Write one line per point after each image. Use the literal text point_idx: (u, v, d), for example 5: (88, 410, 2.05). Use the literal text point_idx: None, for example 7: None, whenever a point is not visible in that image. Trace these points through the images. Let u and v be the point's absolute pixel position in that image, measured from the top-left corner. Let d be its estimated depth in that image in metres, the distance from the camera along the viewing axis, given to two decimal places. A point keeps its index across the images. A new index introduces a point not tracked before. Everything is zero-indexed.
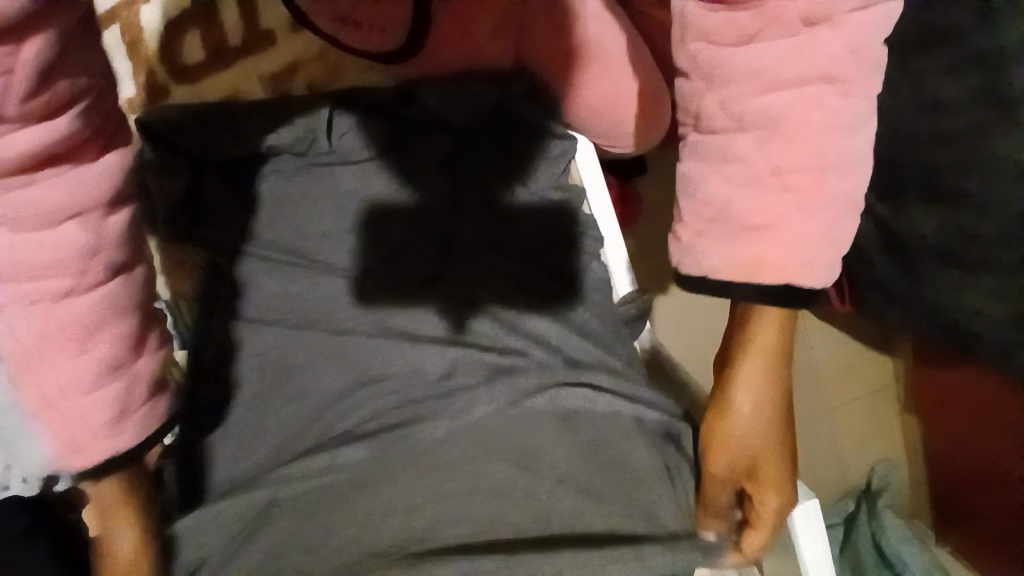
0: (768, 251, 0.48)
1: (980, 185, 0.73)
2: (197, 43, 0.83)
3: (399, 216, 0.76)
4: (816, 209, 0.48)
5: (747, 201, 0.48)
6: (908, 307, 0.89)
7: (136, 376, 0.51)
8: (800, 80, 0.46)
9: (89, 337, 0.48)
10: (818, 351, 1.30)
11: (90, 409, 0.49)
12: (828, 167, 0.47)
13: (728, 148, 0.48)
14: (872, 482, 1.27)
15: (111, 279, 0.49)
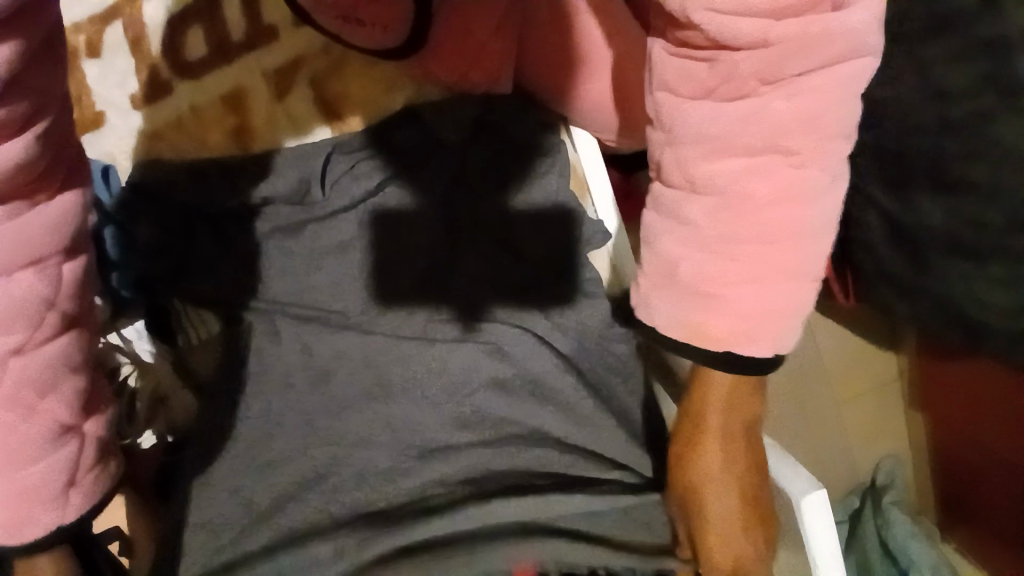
0: (712, 319, 0.50)
1: (989, 174, 0.72)
2: (200, 38, 0.83)
3: (404, 219, 0.77)
4: (765, 282, 0.49)
5: (693, 265, 0.50)
6: (916, 299, 0.88)
7: (85, 439, 0.49)
8: (750, 150, 0.48)
9: (39, 400, 0.45)
10: (826, 352, 1.28)
11: (42, 478, 0.47)
12: (780, 239, 0.49)
13: (680, 208, 0.50)
14: (878, 478, 1.27)
15: (58, 336, 0.45)
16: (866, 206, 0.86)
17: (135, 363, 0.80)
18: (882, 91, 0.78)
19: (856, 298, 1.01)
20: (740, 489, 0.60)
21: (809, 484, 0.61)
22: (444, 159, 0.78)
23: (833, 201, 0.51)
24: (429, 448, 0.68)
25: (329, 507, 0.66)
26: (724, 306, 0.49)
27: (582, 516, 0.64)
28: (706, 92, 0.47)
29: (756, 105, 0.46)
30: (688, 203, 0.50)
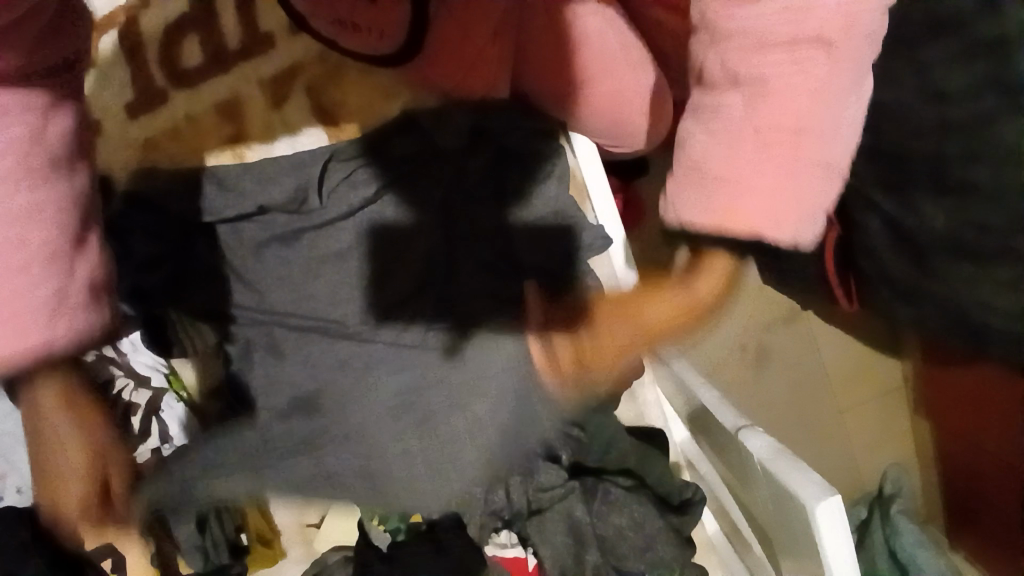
0: (743, 203, 0.50)
1: (991, 175, 0.72)
2: (196, 47, 0.83)
3: (400, 234, 0.79)
4: (795, 176, 0.50)
5: (724, 154, 0.50)
6: (919, 302, 0.87)
7: (72, 278, 0.46)
8: (794, 40, 0.47)
9: (19, 225, 0.44)
10: (828, 359, 1.27)
11: (25, 302, 0.44)
12: (804, 132, 0.49)
13: (719, 104, 0.51)
14: (884, 486, 1.24)
15: (54, 178, 0.45)
16: (868, 211, 0.84)
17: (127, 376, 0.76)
18: (879, 95, 0.77)
19: (858, 303, 1.00)
20: (643, 341, 0.58)
21: (823, 487, 0.53)
22: (439, 168, 0.79)
23: (854, 109, 0.51)
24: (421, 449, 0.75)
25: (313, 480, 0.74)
26: (753, 197, 0.50)
27: (558, 506, 0.74)
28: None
29: (805, 12, 0.46)
30: (727, 102, 0.50)
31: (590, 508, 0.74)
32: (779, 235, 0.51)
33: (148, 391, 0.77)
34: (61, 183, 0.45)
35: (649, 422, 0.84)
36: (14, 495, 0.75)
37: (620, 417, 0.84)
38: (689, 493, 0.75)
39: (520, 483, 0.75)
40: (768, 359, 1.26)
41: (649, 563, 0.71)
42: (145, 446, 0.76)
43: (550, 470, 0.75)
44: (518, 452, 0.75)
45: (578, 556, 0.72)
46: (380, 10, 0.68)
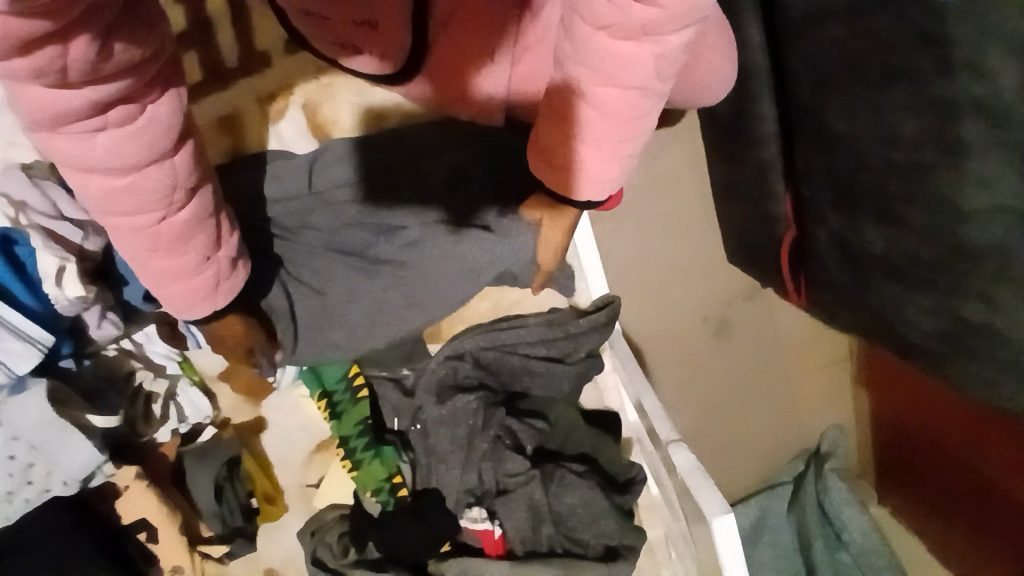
0: (583, 185, 0.67)
1: (922, 215, 0.78)
2: (196, 65, 0.90)
3: (393, 208, 0.86)
4: (614, 158, 0.64)
5: (579, 152, 0.64)
6: (855, 308, 0.97)
7: (207, 236, 0.64)
8: (631, 85, 0.56)
9: (170, 219, 0.59)
10: (785, 335, 1.37)
11: (189, 262, 0.64)
12: (629, 136, 0.62)
13: (574, 110, 0.60)
14: (823, 446, 1.41)
15: (189, 198, 0.60)
16: (823, 225, 0.95)
17: (147, 366, 0.89)
18: (840, 125, 0.84)
19: (806, 298, 1.11)
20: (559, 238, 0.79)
21: (719, 507, 0.69)
22: (431, 164, 0.87)
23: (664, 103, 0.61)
24: (412, 413, 0.90)
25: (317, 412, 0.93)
26: (577, 173, 0.66)
27: (522, 488, 0.86)
28: (600, 27, 0.51)
29: (635, 50, 0.52)
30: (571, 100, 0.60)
31: (547, 490, 0.85)
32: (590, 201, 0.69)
33: (165, 380, 0.90)
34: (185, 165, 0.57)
35: (607, 404, 0.95)
36: (61, 486, 0.82)
37: (582, 400, 0.96)
38: (633, 473, 0.89)
39: (491, 468, 0.87)
40: (729, 330, 1.34)
41: (596, 533, 0.85)
42: (166, 427, 0.90)
43: (516, 459, 0.87)
44: (488, 444, 0.87)
45: (535, 528, 0.86)
46: (380, 34, 0.73)
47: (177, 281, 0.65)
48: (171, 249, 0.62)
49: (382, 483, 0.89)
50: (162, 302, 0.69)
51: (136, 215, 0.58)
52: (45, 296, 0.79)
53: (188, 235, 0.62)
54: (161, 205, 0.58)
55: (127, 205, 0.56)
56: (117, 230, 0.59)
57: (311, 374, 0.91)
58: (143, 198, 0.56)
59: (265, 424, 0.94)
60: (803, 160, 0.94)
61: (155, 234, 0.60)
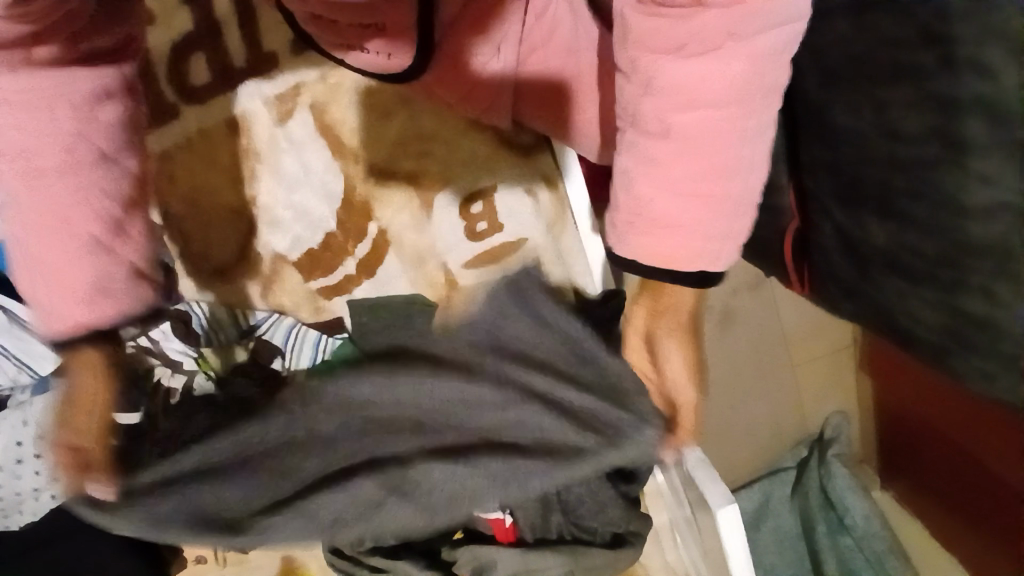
0: (685, 246, 0.61)
1: (927, 211, 0.79)
2: (203, 65, 0.94)
3: (406, 200, 0.98)
4: (720, 208, 0.60)
5: (669, 204, 0.59)
6: (859, 301, 0.98)
7: (110, 216, 0.66)
8: (713, 104, 0.56)
9: (68, 175, 0.63)
10: (789, 325, 1.39)
11: (81, 237, 0.64)
12: (729, 175, 0.59)
13: (654, 154, 0.58)
14: (826, 431, 1.42)
15: (95, 166, 0.64)
16: (827, 218, 0.96)
17: (164, 363, 0.91)
18: (846, 120, 0.84)
19: (809, 290, 1.12)
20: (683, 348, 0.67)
21: (725, 498, 0.72)
22: (445, 159, 0.97)
23: (762, 140, 0.59)
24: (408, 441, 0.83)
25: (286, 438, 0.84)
26: (684, 236, 0.60)
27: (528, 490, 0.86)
28: (671, 49, 0.54)
29: (721, 60, 0.54)
30: (657, 150, 0.58)
31: None
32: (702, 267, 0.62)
33: (183, 376, 0.92)
34: (102, 138, 0.64)
35: None
36: None
37: None
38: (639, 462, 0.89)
39: None
40: (734, 321, 1.36)
41: (604, 521, 0.87)
42: None
43: None
44: None
45: (545, 517, 0.88)
46: (391, 34, 0.70)
47: (61, 256, 0.64)
48: (66, 219, 0.64)
49: None
50: (44, 301, 0.66)
51: (37, 163, 0.62)
52: None
53: (86, 206, 0.64)
54: (58, 160, 0.62)
55: (31, 155, 0.62)
56: (17, 188, 0.63)
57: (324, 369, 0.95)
58: (48, 149, 0.62)
59: None
60: (806, 154, 0.95)
61: (47, 198, 0.63)
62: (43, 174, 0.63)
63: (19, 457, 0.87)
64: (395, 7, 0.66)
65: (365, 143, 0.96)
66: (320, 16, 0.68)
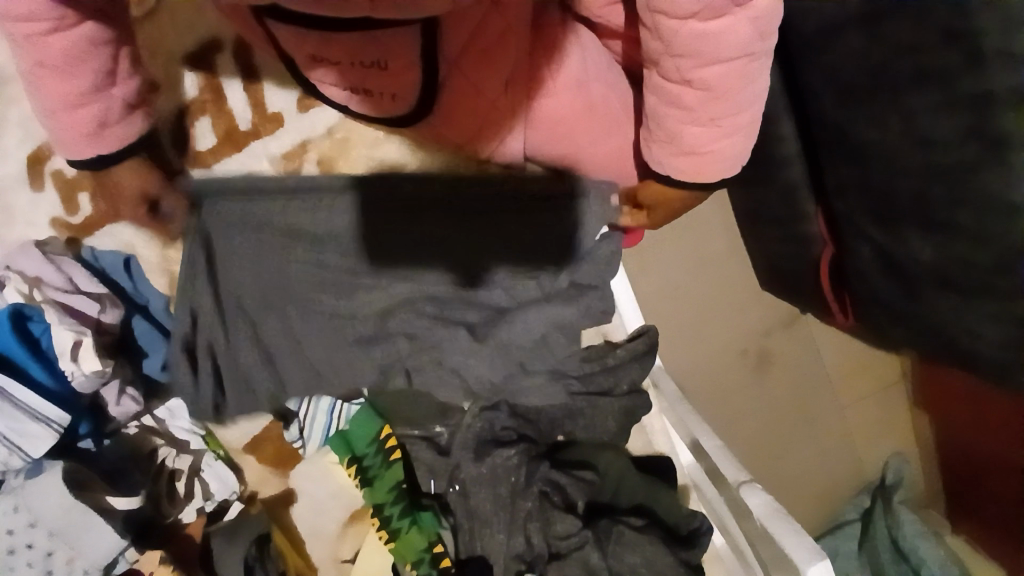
0: (705, 164, 0.68)
1: (973, 219, 0.73)
2: (208, 129, 0.92)
3: (400, 270, 0.81)
4: (733, 131, 0.66)
5: (692, 134, 0.66)
6: (910, 325, 0.92)
7: (101, 73, 0.65)
8: (734, 57, 0.59)
9: (61, 41, 0.60)
10: (830, 360, 1.30)
11: (77, 87, 0.64)
12: (744, 105, 0.64)
13: (681, 97, 0.63)
14: (886, 477, 1.30)
15: (86, 25, 0.60)
16: (863, 239, 0.91)
17: (170, 442, 0.85)
18: (871, 132, 0.80)
19: (853, 319, 1.04)
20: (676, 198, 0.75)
21: (814, 553, 0.62)
22: (450, 219, 0.80)
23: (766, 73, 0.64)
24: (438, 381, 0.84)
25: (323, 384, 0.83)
26: (704, 154, 0.67)
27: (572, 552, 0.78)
28: (688, 17, 0.56)
29: (731, 23, 0.56)
30: (679, 94, 0.63)
31: (604, 552, 0.78)
32: (720, 175, 0.69)
33: (189, 456, 0.86)
34: (88, 27, 0.60)
35: (656, 448, 0.89)
36: None
37: (631, 446, 0.90)
38: (695, 523, 0.80)
39: (540, 529, 0.79)
40: (771, 361, 1.28)
41: None
42: (190, 506, 0.85)
43: (566, 518, 0.79)
44: (533, 502, 0.80)
45: None
46: (392, 74, 0.68)
47: (58, 97, 0.65)
48: (59, 67, 0.62)
49: (423, 553, 0.83)
50: (46, 123, 0.68)
51: (29, 25, 0.59)
52: (59, 372, 0.78)
53: (79, 60, 0.62)
54: (49, 19, 0.58)
55: (20, 13, 0.57)
56: (12, 34, 0.60)
57: (339, 440, 0.87)
58: (43, 16, 0.58)
59: (296, 495, 0.89)
60: (832, 177, 0.91)
61: (42, 50, 0.61)
62: (33, 32, 0.59)
63: (8, 552, 0.78)
64: (402, 44, 0.63)
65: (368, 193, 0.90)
66: (322, 59, 0.68)
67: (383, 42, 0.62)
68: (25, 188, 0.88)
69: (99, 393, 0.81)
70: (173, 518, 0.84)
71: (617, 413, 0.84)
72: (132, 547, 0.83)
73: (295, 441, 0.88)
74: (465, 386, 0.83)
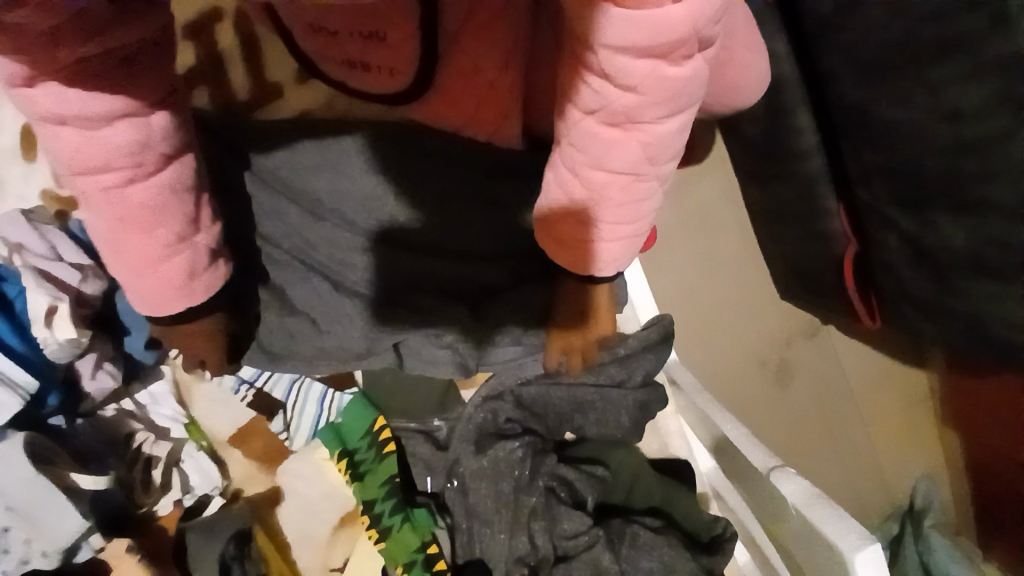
0: (582, 267, 0.64)
1: (1010, 194, 0.70)
2: (206, 97, 0.88)
3: (409, 250, 0.80)
4: (614, 240, 0.61)
5: (574, 230, 0.61)
6: (943, 321, 0.87)
7: (182, 218, 0.60)
8: (626, 172, 0.55)
9: (144, 189, 0.56)
10: (852, 376, 1.21)
11: (164, 239, 0.60)
12: (632, 221, 0.60)
13: (569, 185, 0.58)
14: (916, 500, 1.16)
15: (166, 168, 0.57)
16: (890, 229, 0.87)
17: (148, 427, 0.81)
18: (895, 111, 0.76)
19: (882, 319, 1.01)
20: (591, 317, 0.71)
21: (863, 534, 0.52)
22: (465, 198, 0.80)
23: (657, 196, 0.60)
24: (431, 359, 0.80)
25: (314, 355, 0.80)
26: (580, 252, 0.62)
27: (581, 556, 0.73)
28: (589, 112, 0.51)
29: (622, 136, 0.52)
30: (570, 183, 0.58)
31: (616, 554, 0.72)
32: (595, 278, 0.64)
33: (168, 443, 0.82)
34: (169, 170, 0.57)
35: (673, 452, 0.84)
36: (40, 559, 0.75)
37: (643, 447, 0.85)
38: (718, 530, 0.76)
39: (544, 529, 0.75)
40: (792, 375, 1.20)
41: None
42: (167, 497, 0.81)
43: (574, 516, 0.75)
44: (538, 498, 0.76)
45: None
46: (391, 47, 0.66)
47: (143, 252, 0.60)
48: (143, 222, 0.58)
49: (416, 554, 0.76)
50: (128, 282, 0.63)
51: (112, 182, 0.55)
52: (33, 339, 0.75)
53: (162, 208, 0.58)
54: (130, 167, 0.54)
55: (94, 166, 0.53)
56: (93, 192, 0.55)
57: (330, 433, 0.82)
58: (112, 156, 0.53)
59: (281, 496, 0.82)
60: (856, 165, 0.87)
61: (124, 206, 0.56)
62: (115, 186, 0.55)
63: None
64: (401, 11, 0.61)
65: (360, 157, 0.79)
66: (320, 29, 0.66)
67: (382, 9, 0.60)
68: (16, 160, 0.84)
69: (74, 367, 0.77)
70: (148, 509, 0.80)
71: (633, 406, 0.79)
72: (96, 534, 0.78)
73: (280, 433, 0.84)
74: (460, 356, 0.79)
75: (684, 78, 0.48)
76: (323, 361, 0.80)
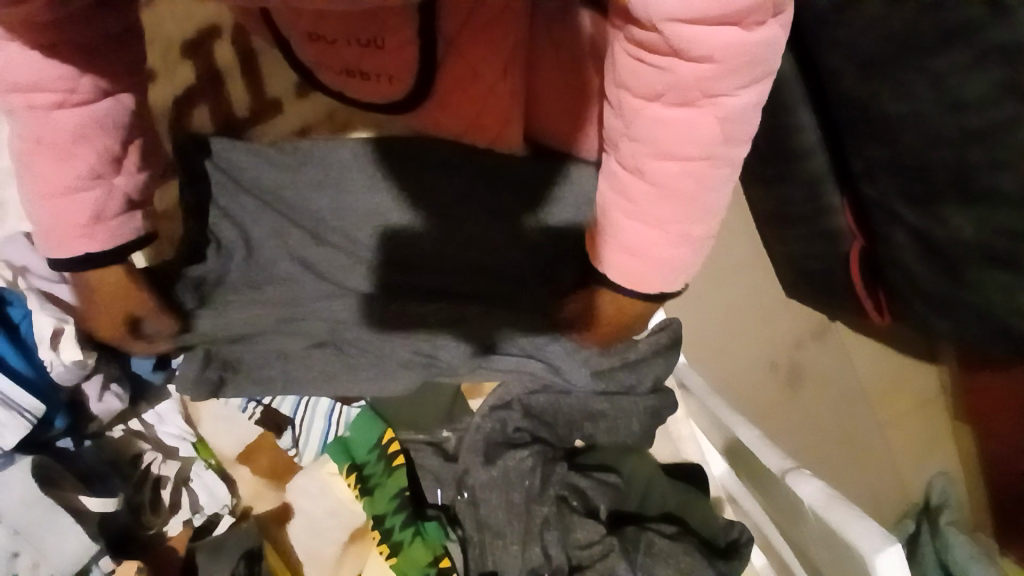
0: (647, 278, 0.61)
1: (1017, 182, 0.69)
2: (206, 115, 0.89)
3: (405, 264, 0.82)
4: (684, 241, 0.59)
5: (640, 235, 0.59)
6: (955, 313, 0.86)
7: (105, 154, 0.61)
8: (696, 157, 0.53)
9: (67, 116, 0.57)
10: (864, 375, 1.17)
11: (79, 172, 0.61)
12: (701, 217, 0.57)
13: (631, 189, 0.57)
14: (930, 497, 1.12)
15: (99, 100, 0.58)
16: (894, 223, 0.86)
17: (156, 447, 0.83)
18: (896, 106, 0.75)
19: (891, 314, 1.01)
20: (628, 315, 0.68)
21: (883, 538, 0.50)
22: (467, 207, 0.81)
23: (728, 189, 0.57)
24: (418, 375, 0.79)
25: (308, 374, 0.80)
26: (646, 258, 0.60)
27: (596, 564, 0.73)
28: (652, 97, 0.50)
29: (695, 114, 0.50)
30: (631, 181, 0.57)
31: (632, 563, 0.72)
32: (661, 289, 0.62)
33: (176, 463, 0.83)
34: (102, 104, 0.58)
35: (686, 457, 0.85)
36: None
37: (655, 453, 0.86)
38: (735, 534, 0.76)
39: (557, 539, 0.74)
40: (804, 379, 1.15)
41: None
42: (176, 518, 0.81)
43: (588, 525, 0.75)
44: (550, 508, 0.75)
45: None
46: (389, 51, 0.66)
47: (55, 180, 0.61)
48: (58, 146, 0.59)
49: (427, 569, 0.76)
50: (40, 217, 0.64)
51: (36, 102, 0.56)
52: (38, 362, 0.78)
53: (82, 138, 0.59)
54: (59, 93, 0.56)
55: (23, 87, 0.54)
56: (14, 109, 0.57)
57: (338, 446, 0.82)
58: (46, 79, 0.54)
59: (291, 513, 0.82)
60: (859, 159, 0.86)
61: (45, 129, 0.58)
62: (39, 108, 0.56)
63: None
64: (398, 19, 0.61)
65: (363, 168, 0.81)
66: (318, 36, 0.66)
67: (382, 16, 0.60)
68: None
69: (80, 389, 0.79)
70: (155, 530, 0.80)
71: (644, 414, 0.78)
72: (107, 556, 0.77)
73: (290, 450, 0.85)
74: (447, 370, 0.79)
75: (763, 45, 0.45)
76: (317, 379, 0.79)
